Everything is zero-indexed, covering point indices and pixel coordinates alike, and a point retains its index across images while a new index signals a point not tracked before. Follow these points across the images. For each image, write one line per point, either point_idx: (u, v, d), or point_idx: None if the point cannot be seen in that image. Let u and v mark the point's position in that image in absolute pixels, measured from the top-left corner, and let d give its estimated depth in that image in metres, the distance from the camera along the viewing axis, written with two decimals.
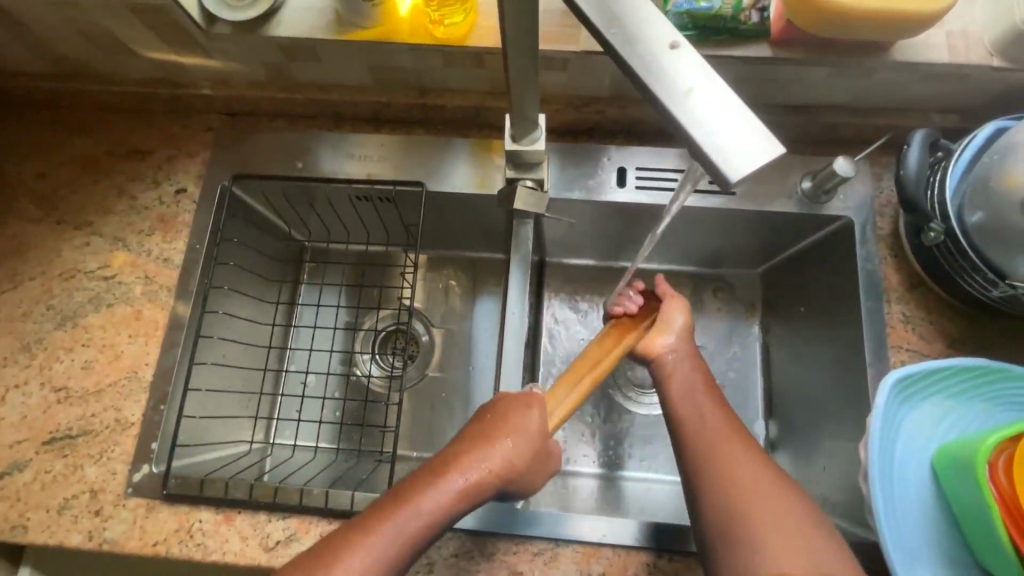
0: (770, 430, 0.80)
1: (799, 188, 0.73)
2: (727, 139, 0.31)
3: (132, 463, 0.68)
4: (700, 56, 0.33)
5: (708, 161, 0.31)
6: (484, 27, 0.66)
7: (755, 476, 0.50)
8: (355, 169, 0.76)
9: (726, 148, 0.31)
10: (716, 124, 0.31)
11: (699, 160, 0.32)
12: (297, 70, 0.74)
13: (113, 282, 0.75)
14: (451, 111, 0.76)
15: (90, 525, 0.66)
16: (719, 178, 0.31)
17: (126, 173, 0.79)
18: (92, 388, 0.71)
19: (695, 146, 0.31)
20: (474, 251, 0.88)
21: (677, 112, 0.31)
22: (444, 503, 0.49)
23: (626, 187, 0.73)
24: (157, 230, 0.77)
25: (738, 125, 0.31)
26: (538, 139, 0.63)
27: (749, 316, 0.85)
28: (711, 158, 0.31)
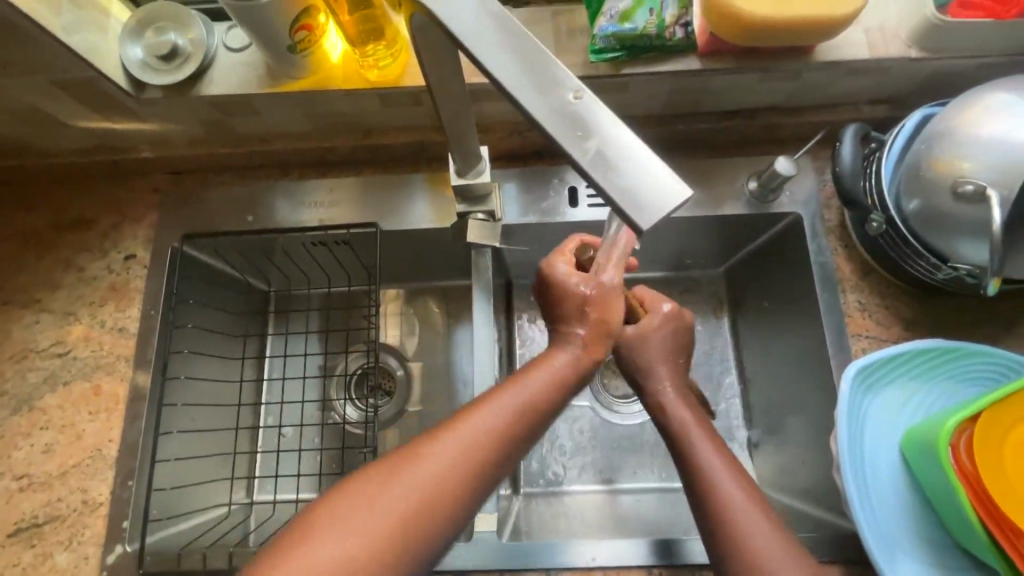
0: (749, 426, 0.81)
1: (746, 189, 0.74)
2: (636, 186, 0.31)
3: (104, 545, 0.66)
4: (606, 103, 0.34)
5: (619, 207, 0.31)
6: (417, 65, 0.66)
7: (758, 529, 0.48)
8: (308, 218, 0.75)
9: (636, 194, 0.31)
10: (626, 169, 0.31)
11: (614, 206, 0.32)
12: (235, 125, 0.73)
13: (68, 359, 0.73)
14: (397, 148, 0.76)
15: None
16: (631, 222, 0.31)
17: (72, 244, 0.77)
18: (55, 472, 0.69)
19: (606, 194, 0.31)
20: (441, 279, 0.87)
21: (585, 163, 0.32)
22: (486, 440, 0.48)
23: (579, 206, 0.74)
24: (109, 300, 0.75)
25: (647, 170, 0.31)
26: (483, 172, 0.63)
27: (717, 314, 0.86)
28: (621, 206, 0.31)
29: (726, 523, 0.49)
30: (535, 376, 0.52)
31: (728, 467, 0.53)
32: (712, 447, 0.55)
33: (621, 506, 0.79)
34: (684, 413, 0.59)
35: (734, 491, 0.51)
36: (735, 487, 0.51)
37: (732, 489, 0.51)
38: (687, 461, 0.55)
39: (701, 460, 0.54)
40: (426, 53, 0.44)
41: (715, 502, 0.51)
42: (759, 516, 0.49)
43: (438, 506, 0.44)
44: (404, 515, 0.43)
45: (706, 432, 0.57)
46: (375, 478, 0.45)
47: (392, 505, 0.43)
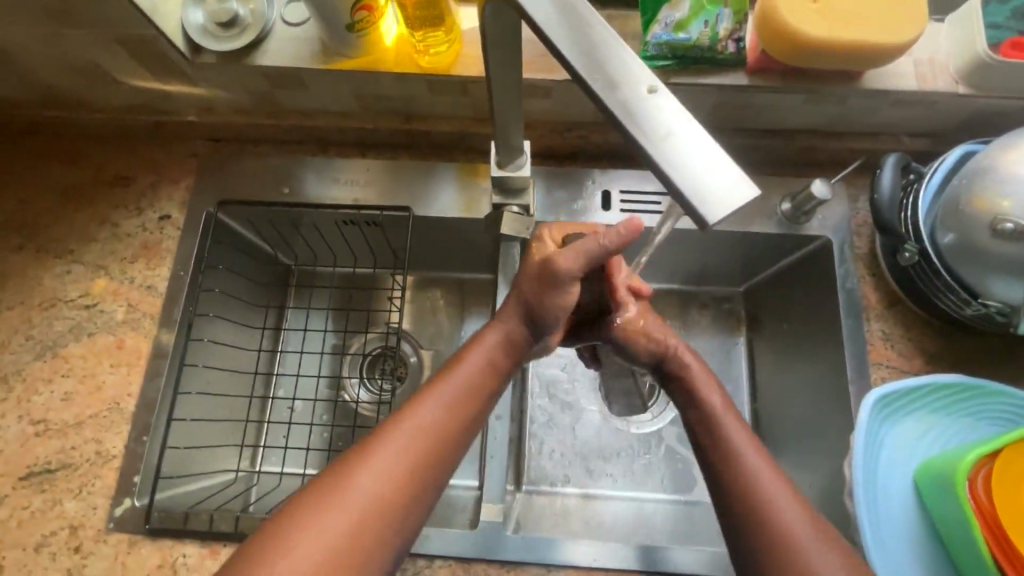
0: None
1: (779, 209, 0.75)
2: (702, 183, 0.31)
3: (113, 497, 0.67)
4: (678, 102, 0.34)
5: (685, 203, 0.31)
6: (469, 55, 0.67)
7: (795, 517, 0.47)
8: (341, 195, 0.76)
9: (703, 190, 0.31)
10: (697, 167, 0.32)
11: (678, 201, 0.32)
12: (282, 98, 0.74)
13: (94, 311, 0.74)
14: (437, 136, 0.76)
15: (69, 562, 0.65)
16: (696, 219, 0.31)
17: (109, 200, 0.79)
18: (72, 420, 0.70)
19: (674, 190, 0.32)
20: (462, 271, 0.88)
21: (656, 157, 0.32)
22: (426, 434, 0.48)
23: (611, 210, 0.75)
24: (140, 257, 0.76)
25: (717, 169, 0.32)
26: (523, 165, 0.64)
27: (735, 331, 0.87)
28: (688, 201, 0.31)
29: (761, 507, 0.48)
30: (454, 374, 0.53)
31: (745, 435, 0.53)
32: (739, 426, 0.54)
33: (620, 513, 0.79)
34: (709, 392, 0.57)
35: (767, 475, 0.50)
36: (767, 468, 0.50)
37: (763, 472, 0.50)
38: (705, 432, 0.54)
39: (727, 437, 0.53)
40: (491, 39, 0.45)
41: (744, 477, 0.50)
42: (786, 493, 0.49)
43: (391, 502, 0.45)
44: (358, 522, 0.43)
45: (729, 407, 0.56)
46: (319, 499, 0.43)
47: (341, 515, 0.43)
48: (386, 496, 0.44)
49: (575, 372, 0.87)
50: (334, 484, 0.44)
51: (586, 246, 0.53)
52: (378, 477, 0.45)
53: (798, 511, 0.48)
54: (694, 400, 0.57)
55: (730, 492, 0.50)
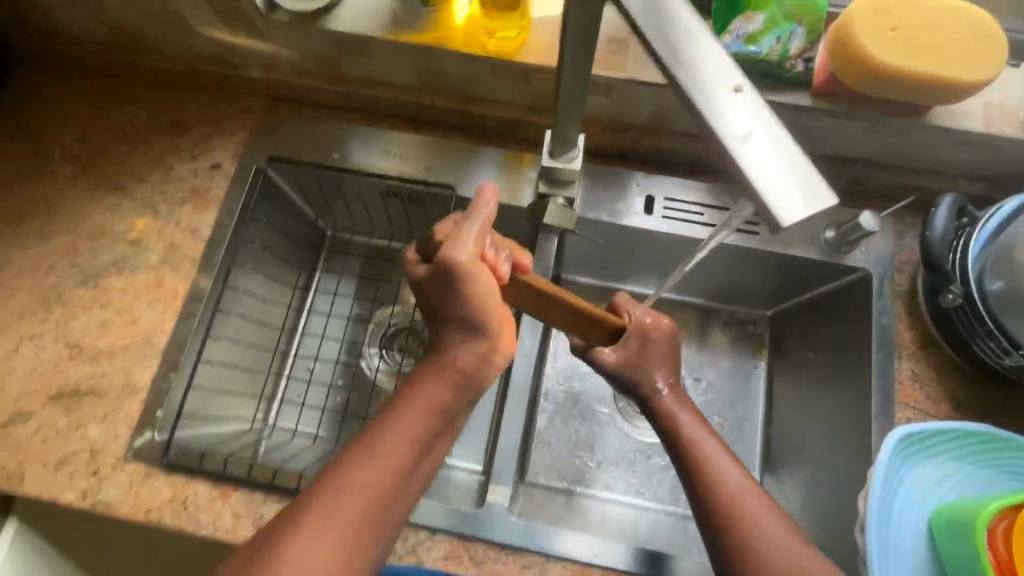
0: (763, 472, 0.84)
1: (822, 236, 0.75)
2: (781, 190, 0.32)
3: (135, 428, 0.69)
4: (760, 102, 0.35)
5: (764, 208, 0.33)
6: (535, 44, 0.67)
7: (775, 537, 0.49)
8: (389, 166, 0.77)
9: (781, 197, 0.32)
10: (775, 172, 0.33)
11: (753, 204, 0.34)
12: (345, 64, 0.75)
13: (138, 247, 0.76)
14: (491, 121, 0.77)
15: (86, 485, 0.67)
16: (771, 225, 0.33)
17: (165, 142, 0.80)
18: (105, 349, 0.72)
19: (751, 193, 0.33)
20: None
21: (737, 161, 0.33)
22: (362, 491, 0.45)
23: (653, 215, 0.75)
24: (188, 202, 0.78)
25: (794, 177, 0.33)
26: (574, 158, 0.65)
27: (756, 355, 0.90)
28: (766, 205, 0.32)
29: (736, 520, 0.50)
30: (388, 424, 0.48)
31: (722, 453, 0.55)
32: (715, 442, 0.56)
33: (620, 515, 0.79)
34: (683, 412, 0.59)
35: (744, 489, 0.52)
36: (744, 481, 0.52)
37: (742, 487, 0.52)
38: (682, 449, 0.56)
39: (704, 452, 0.55)
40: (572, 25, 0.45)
41: (721, 493, 0.52)
42: (763, 509, 0.50)
43: (339, 563, 0.43)
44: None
45: (703, 425, 0.58)
46: None
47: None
48: (333, 562, 0.42)
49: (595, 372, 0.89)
50: (269, 551, 0.42)
51: (481, 227, 0.51)
52: (321, 537, 0.43)
53: (764, 509, 0.50)
54: (669, 418, 0.58)
55: (708, 506, 0.52)
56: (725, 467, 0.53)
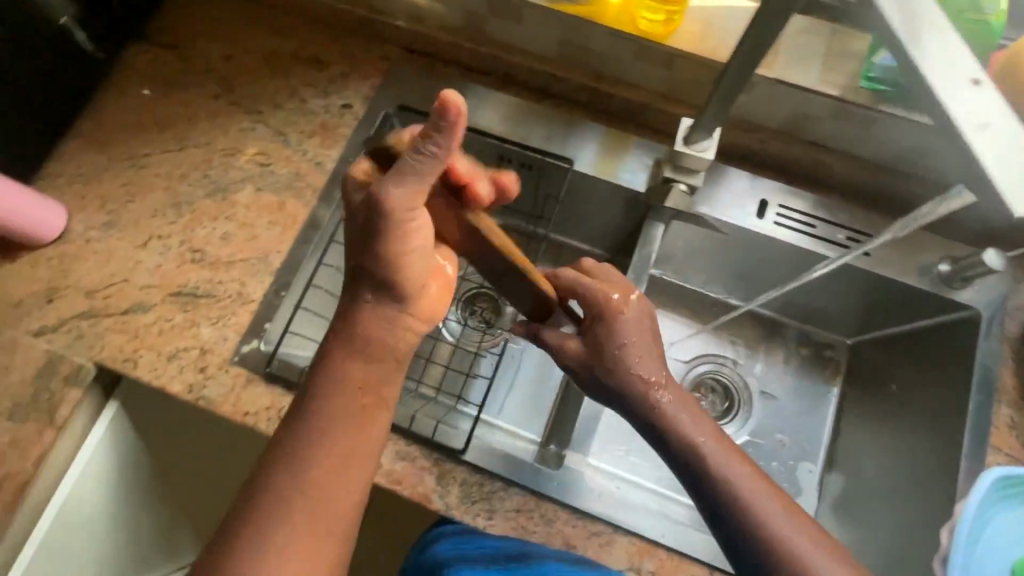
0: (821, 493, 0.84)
1: (935, 269, 0.75)
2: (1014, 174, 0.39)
3: (243, 335, 0.73)
4: (995, 94, 0.40)
5: (993, 194, 0.40)
6: (687, 30, 0.69)
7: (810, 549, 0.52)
8: (508, 130, 0.79)
9: (1013, 182, 0.39)
10: (1011, 161, 0.39)
11: (980, 189, 0.41)
12: (491, 26, 0.78)
13: (267, 170, 0.81)
14: (619, 102, 0.78)
15: (192, 379, 0.71)
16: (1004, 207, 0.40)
17: (302, 76, 0.85)
18: (225, 258, 0.77)
19: (987, 179, 0.40)
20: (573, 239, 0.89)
21: (978, 150, 0.39)
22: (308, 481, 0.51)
23: (764, 219, 0.76)
24: (317, 135, 0.82)
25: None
26: (707, 148, 0.66)
27: (830, 380, 0.90)
28: (999, 191, 0.39)
29: (777, 542, 0.53)
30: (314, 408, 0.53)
31: (744, 475, 0.56)
32: (734, 460, 0.57)
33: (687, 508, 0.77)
34: (699, 433, 0.58)
35: (773, 509, 0.54)
36: (771, 497, 0.55)
37: (768, 504, 0.55)
38: (705, 474, 0.57)
39: (730, 476, 0.56)
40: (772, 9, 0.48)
41: (756, 516, 0.54)
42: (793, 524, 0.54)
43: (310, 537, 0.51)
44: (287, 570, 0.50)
45: (718, 441, 0.58)
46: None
47: (260, 569, 0.49)
48: (311, 533, 0.51)
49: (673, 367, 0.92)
50: (231, 542, 0.50)
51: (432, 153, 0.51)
52: (283, 525, 0.50)
53: (793, 524, 0.54)
54: (684, 441, 0.58)
55: (743, 528, 0.54)
56: (751, 490, 0.55)
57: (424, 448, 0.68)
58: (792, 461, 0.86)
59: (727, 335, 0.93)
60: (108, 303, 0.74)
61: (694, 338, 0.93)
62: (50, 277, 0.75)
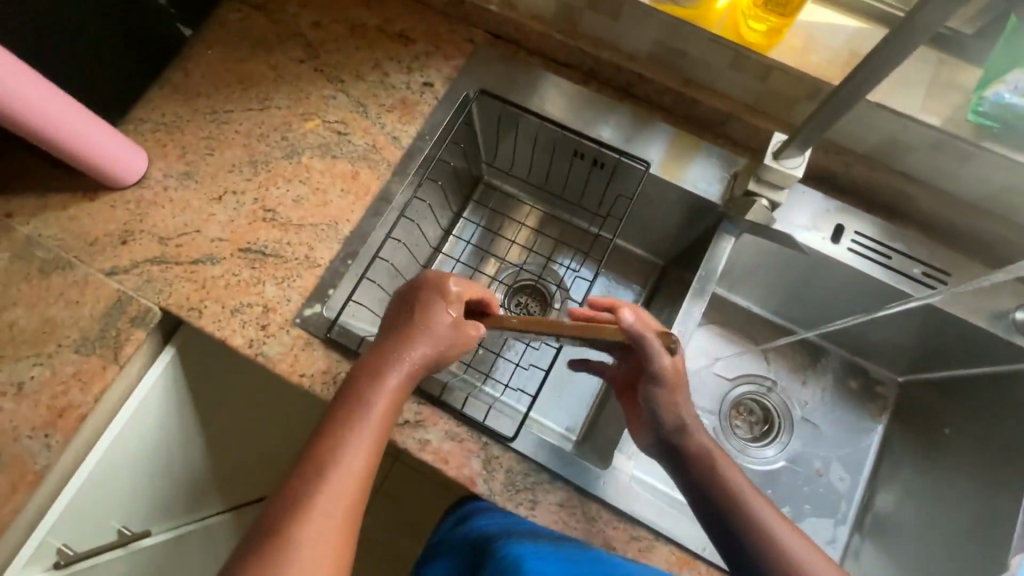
0: (854, 529, 0.83)
1: (1010, 315, 0.72)
2: None
3: (307, 298, 0.74)
4: None
5: None
6: (790, 44, 0.68)
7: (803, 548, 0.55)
8: (589, 128, 0.80)
9: None
10: None
11: None
12: (585, 19, 0.78)
13: (344, 138, 0.82)
14: (703, 109, 0.78)
15: (254, 335, 0.72)
16: None
17: (387, 50, 0.85)
18: (296, 220, 0.78)
19: None
20: (625, 240, 0.93)
21: None
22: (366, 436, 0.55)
23: (839, 245, 0.75)
24: (396, 109, 0.83)
25: None
26: (795, 166, 0.65)
27: (877, 415, 0.88)
28: None
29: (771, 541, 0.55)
30: (368, 383, 0.58)
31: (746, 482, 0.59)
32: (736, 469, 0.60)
33: None
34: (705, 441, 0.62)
35: (770, 511, 0.57)
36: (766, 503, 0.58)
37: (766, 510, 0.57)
38: (709, 476, 0.60)
39: (732, 478, 0.59)
40: (911, 29, 0.46)
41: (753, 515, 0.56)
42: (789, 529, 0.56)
43: (339, 549, 0.49)
44: (323, 558, 0.48)
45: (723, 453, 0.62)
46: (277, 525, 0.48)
47: (309, 513, 0.49)
48: (358, 481, 0.52)
49: (713, 382, 0.91)
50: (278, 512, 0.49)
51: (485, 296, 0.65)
52: (317, 512, 0.49)
53: (789, 529, 0.56)
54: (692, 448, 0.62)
55: (742, 529, 0.56)
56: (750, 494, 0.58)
57: (473, 431, 0.68)
58: (829, 492, 0.85)
59: (778, 358, 0.92)
60: (180, 251, 0.76)
61: (740, 355, 0.92)
62: (127, 220, 0.77)
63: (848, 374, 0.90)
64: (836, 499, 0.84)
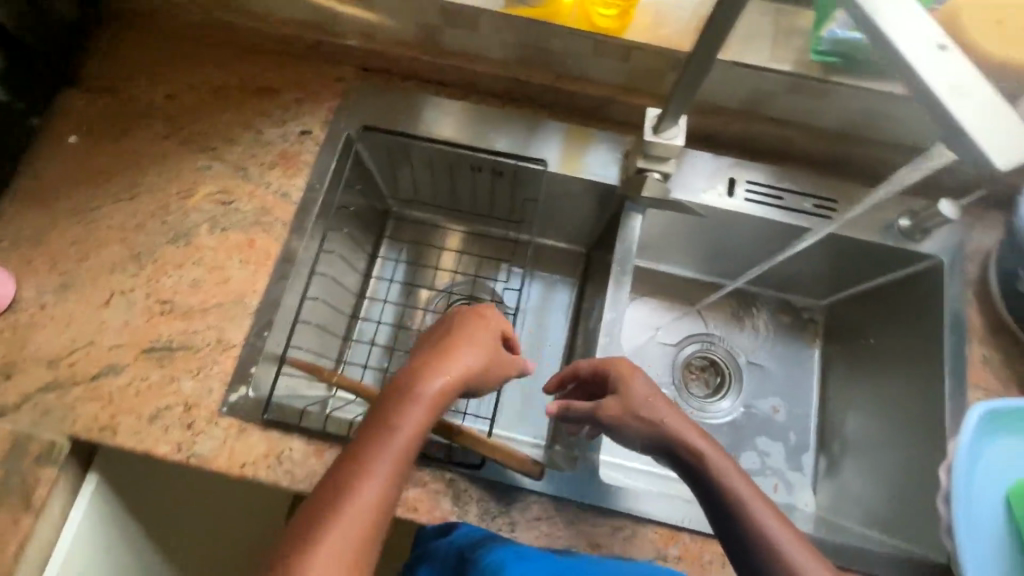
0: (818, 454, 0.87)
1: (896, 224, 0.79)
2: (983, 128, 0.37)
3: (229, 383, 0.70)
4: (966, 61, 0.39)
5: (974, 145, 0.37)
6: (640, 22, 0.71)
7: (771, 519, 0.51)
8: (477, 140, 0.80)
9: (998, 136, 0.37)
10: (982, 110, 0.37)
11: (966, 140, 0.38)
12: (445, 35, 0.78)
13: (229, 207, 0.77)
14: (581, 99, 0.79)
15: (181, 437, 0.67)
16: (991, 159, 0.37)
17: (254, 107, 0.81)
18: (198, 305, 0.73)
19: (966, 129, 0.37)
20: (547, 239, 0.94)
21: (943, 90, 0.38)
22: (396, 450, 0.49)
23: (735, 197, 0.78)
24: (278, 165, 0.79)
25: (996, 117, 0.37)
26: (675, 136, 0.68)
27: (811, 342, 0.94)
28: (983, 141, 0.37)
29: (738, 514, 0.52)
30: (404, 399, 0.52)
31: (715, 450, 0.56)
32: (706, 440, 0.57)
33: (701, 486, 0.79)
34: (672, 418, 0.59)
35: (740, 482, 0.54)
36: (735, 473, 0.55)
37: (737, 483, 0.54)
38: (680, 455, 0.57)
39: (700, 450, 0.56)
40: None
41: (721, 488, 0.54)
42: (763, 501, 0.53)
43: None
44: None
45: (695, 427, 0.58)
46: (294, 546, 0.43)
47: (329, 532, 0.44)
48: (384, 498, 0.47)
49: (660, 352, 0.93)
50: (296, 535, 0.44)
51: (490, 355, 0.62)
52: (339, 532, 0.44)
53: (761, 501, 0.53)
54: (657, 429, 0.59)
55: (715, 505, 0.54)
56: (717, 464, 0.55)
57: (437, 470, 0.67)
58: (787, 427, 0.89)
59: (714, 315, 0.96)
60: (75, 370, 0.69)
61: (679, 319, 0.95)
62: (5, 352, 0.70)
63: (778, 310, 0.95)
64: (796, 429, 0.89)
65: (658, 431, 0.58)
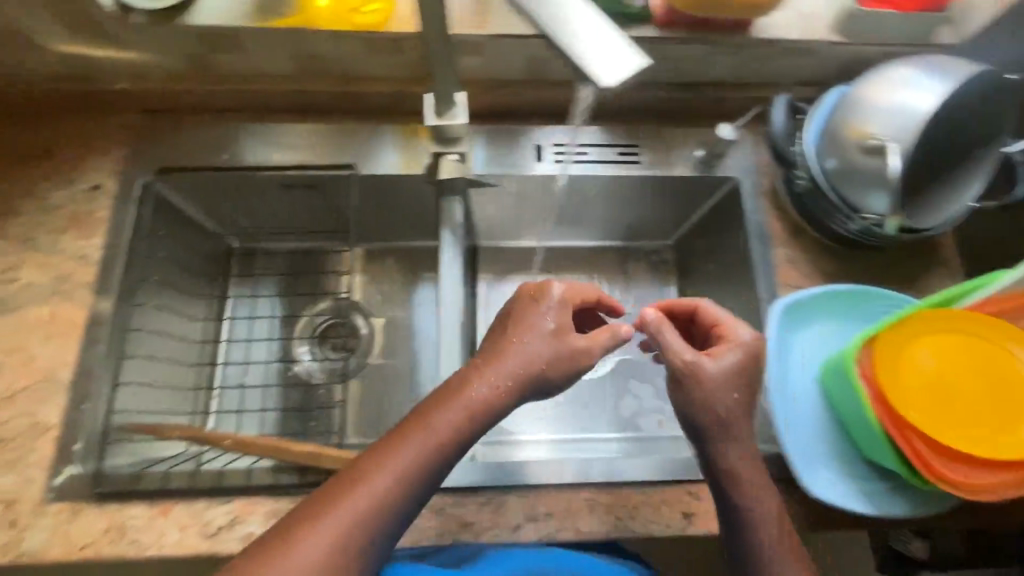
0: None
1: (694, 156, 0.84)
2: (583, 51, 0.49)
3: (52, 467, 0.64)
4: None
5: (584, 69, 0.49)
6: (401, 14, 0.73)
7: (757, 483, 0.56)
8: (283, 158, 0.78)
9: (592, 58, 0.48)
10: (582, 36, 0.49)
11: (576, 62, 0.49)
12: (219, 61, 0.76)
13: (23, 284, 0.72)
14: (374, 97, 0.80)
15: (4, 538, 0.61)
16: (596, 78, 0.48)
17: (33, 174, 0.76)
18: (2, 394, 0.67)
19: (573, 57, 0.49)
20: (408, 240, 0.91)
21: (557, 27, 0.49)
22: (378, 500, 0.48)
23: (544, 161, 0.82)
24: (70, 228, 0.74)
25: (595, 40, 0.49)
26: (458, 114, 0.70)
27: (667, 280, 0.95)
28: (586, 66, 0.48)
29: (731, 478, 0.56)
30: (400, 444, 0.50)
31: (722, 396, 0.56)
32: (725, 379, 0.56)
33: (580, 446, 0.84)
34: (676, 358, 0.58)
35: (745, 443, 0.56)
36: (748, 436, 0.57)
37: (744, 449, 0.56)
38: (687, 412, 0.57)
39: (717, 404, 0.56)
40: None
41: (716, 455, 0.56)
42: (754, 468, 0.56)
43: None
44: None
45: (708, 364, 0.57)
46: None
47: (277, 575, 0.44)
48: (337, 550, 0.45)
49: None
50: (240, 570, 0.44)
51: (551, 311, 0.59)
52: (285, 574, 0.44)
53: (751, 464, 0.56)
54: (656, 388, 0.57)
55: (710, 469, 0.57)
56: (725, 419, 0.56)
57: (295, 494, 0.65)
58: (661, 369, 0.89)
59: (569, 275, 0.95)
60: None
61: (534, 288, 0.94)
62: None
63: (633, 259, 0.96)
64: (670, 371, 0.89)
65: (691, 410, 0.56)
